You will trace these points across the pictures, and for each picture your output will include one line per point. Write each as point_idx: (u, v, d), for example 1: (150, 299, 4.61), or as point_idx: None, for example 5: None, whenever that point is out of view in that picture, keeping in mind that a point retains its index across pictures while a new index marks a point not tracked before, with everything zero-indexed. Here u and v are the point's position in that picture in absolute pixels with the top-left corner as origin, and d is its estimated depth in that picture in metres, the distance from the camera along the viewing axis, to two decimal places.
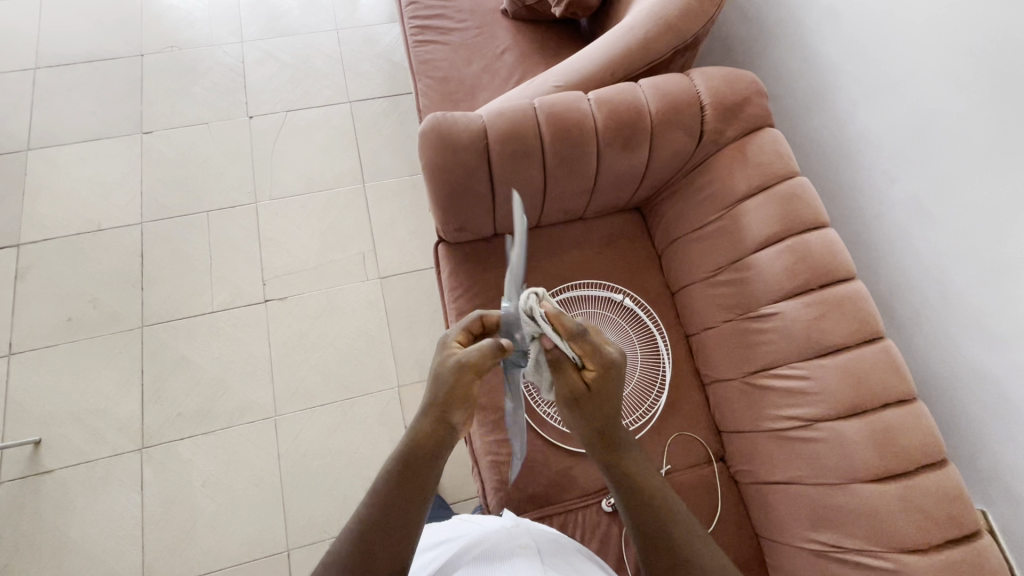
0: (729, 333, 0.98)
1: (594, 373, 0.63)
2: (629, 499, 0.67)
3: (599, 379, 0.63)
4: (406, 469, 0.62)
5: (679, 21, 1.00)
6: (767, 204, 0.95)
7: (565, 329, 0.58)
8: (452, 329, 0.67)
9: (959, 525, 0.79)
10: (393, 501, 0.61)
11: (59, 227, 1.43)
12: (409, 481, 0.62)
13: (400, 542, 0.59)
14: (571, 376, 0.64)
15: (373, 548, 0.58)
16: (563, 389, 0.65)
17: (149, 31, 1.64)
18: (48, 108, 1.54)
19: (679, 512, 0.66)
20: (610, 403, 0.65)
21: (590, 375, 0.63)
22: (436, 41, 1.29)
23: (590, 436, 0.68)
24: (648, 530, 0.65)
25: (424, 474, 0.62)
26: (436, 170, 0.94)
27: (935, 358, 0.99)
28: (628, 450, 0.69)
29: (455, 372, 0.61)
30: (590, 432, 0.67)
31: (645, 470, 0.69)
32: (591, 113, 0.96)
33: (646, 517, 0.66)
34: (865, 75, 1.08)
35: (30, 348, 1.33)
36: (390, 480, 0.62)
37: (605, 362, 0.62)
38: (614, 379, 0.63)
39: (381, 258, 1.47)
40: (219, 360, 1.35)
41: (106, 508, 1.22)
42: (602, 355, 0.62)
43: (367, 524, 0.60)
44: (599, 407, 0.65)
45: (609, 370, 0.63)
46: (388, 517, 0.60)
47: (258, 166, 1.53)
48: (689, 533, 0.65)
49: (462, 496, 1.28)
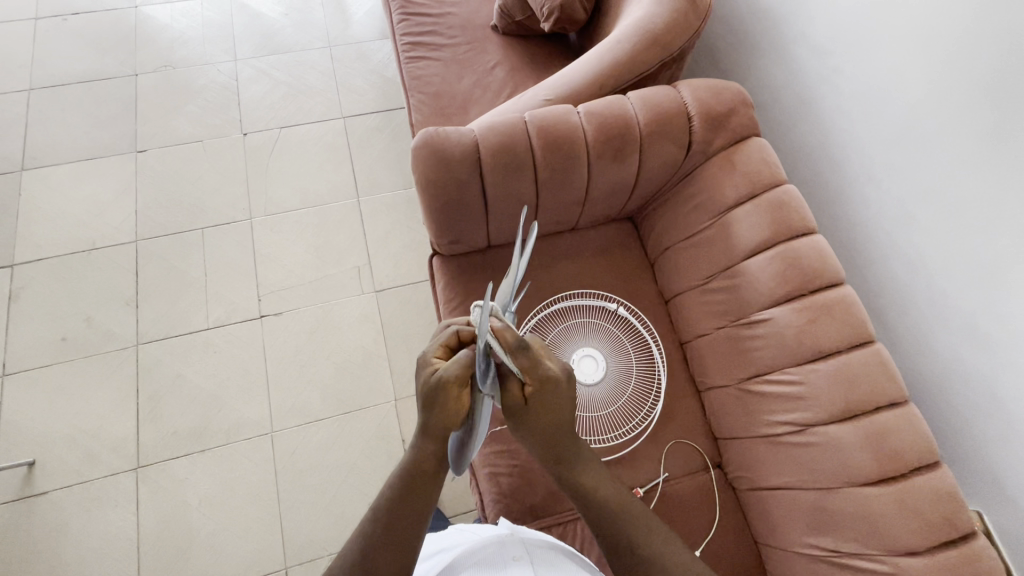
0: (723, 340, 0.99)
1: (535, 388, 0.60)
2: (586, 509, 0.67)
3: (538, 393, 0.60)
4: (410, 487, 0.62)
5: (664, 36, 1.03)
6: (755, 212, 0.96)
7: (509, 342, 0.56)
8: (429, 345, 0.65)
9: (955, 527, 0.79)
10: (397, 517, 0.60)
11: (52, 246, 1.43)
12: (415, 501, 0.61)
13: (403, 555, 0.59)
14: (514, 393, 0.59)
15: (376, 561, 0.58)
16: (504, 407, 0.60)
17: (143, 51, 1.66)
18: (41, 128, 1.55)
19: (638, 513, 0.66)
20: (551, 419, 0.63)
21: (529, 390, 0.60)
22: (428, 57, 1.31)
23: (543, 454, 0.66)
24: (609, 536, 0.65)
25: (431, 489, 0.62)
26: (429, 185, 0.95)
27: (926, 360, 1.00)
28: (582, 462, 0.68)
29: (439, 389, 0.58)
30: (539, 450, 0.66)
31: (601, 480, 0.68)
32: (580, 125, 0.97)
33: (605, 523, 0.66)
34: (847, 85, 1.11)
35: (23, 368, 1.32)
36: (393, 496, 0.62)
37: (543, 377, 0.61)
38: (553, 393, 0.61)
39: (376, 271, 1.48)
40: (215, 377, 1.35)
41: (100, 529, 1.21)
42: (542, 369, 0.61)
43: (371, 541, 0.59)
44: (540, 423, 0.62)
45: (549, 385, 0.61)
46: (394, 520, 0.60)
47: (253, 182, 1.54)
48: (648, 532, 0.64)
49: (462, 508, 1.27)
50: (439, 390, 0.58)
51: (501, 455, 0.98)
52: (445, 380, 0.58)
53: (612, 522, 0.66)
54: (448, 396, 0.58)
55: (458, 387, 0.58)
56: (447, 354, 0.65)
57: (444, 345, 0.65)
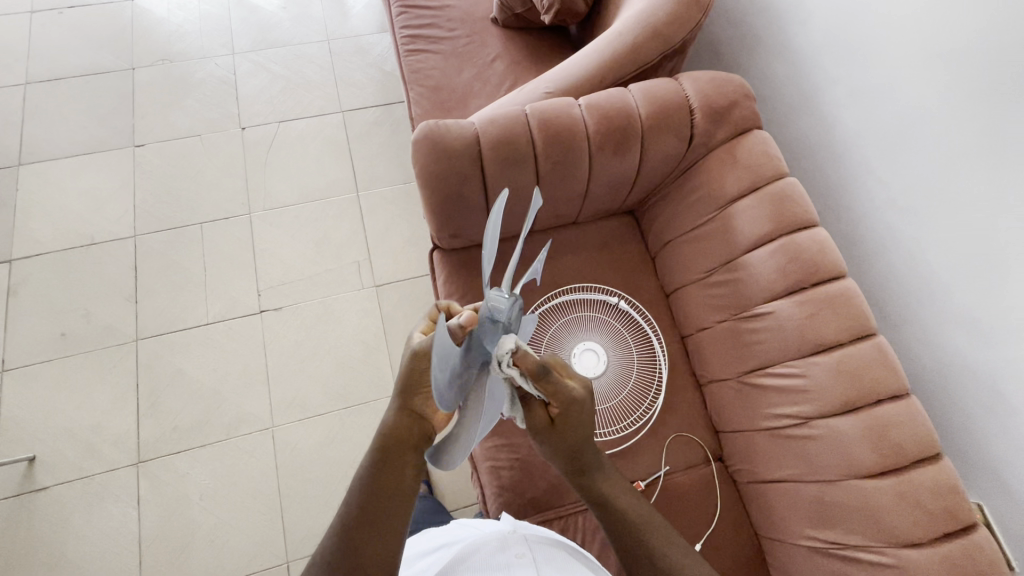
0: (724, 333, 0.99)
1: (559, 410, 0.61)
2: (605, 519, 0.67)
3: (563, 415, 0.61)
4: (385, 465, 0.60)
5: (666, 27, 1.02)
6: (758, 206, 0.96)
7: (528, 368, 0.56)
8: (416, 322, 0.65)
9: (955, 519, 0.79)
10: (375, 506, 0.58)
11: (49, 241, 1.43)
12: (388, 488, 0.59)
13: (388, 541, 0.57)
14: (537, 413, 0.62)
15: (357, 547, 0.56)
16: (529, 425, 0.63)
17: (139, 45, 1.65)
18: (38, 123, 1.54)
19: (656, 524, 0.66)
20: (578, 436, 0.63)
21: (554, 411, 0.61)
22: (428, 50, 1.30)
23: (565, 465, 0.65)
24: (628, 546, 0.65)
25: (404, 472, 0.60)
26: (430, 178, 0.95)
27: (929, 353, 1.00)
28: (603, 473, 0.67)
29: (410, 361, 0.59)
30: (562, 461, 0.65)
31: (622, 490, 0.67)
32: (582, 118, 0.97)
33: (624, 533, 0.65)
34: (848, 76, 1.10)
35: (22, 364, 1.32)
36: (368, 484, 0.59)
37: (567, 399, 0.60)
38: (578, 413, 0.61)
39: (376, 266, 1.48)
40: (215, 372, 1.35)
41: (101, 524, 1.21)
42: (566, 392, 0.60)
43: (352, 531, 0.57)
44: (566, 441, 0.63)
45: (573, 407, 0.61)
46: (372, 510, 0.58)
47: (252, 177, 1.53)
48: (667, 543, 0.65)
49: (462, 503, 1.28)
50: (411, 364, 0.59)
51: (501, 448, 0.98)
52: (417, 352, 0.59)
53: (632, 533, 0.65)
54: (416, 368, 0.59)
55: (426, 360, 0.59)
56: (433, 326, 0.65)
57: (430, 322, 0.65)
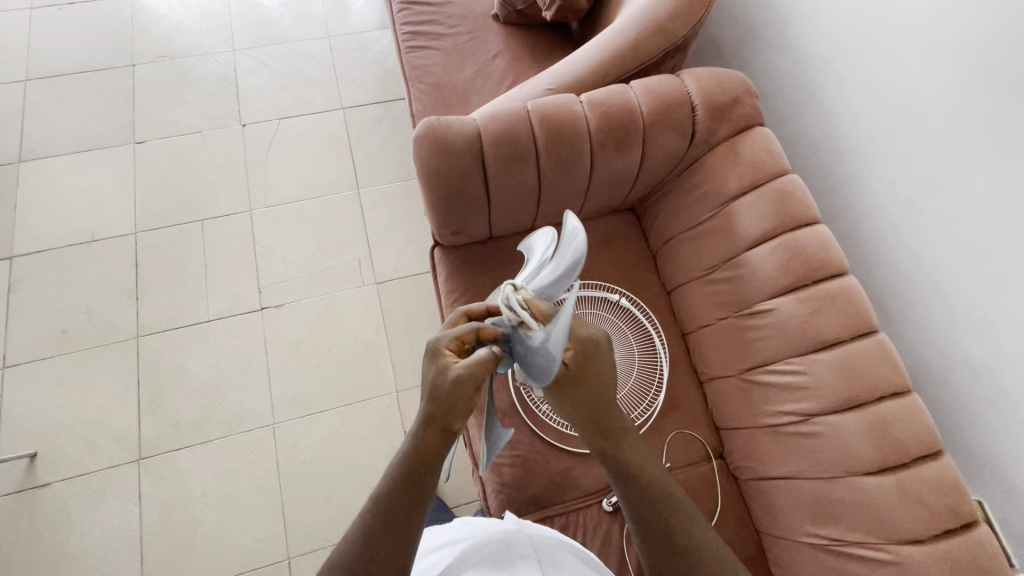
0: (726, 330, 0.99)
1: (577, 354, 0.60)
2: (626, 489, 0.63)
3: (579, 360, 0.60)
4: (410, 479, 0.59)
5: (668, 24, 1.02)
6: (760, 202, 0.96)
7: (540, 311, 0.59)
8: (442, 334, 0.60)
9: (957, 516, 0.79)
10: (394, 513, 0.58)
11: (50, 238, 1.43)
12: (409, 498, 0.59)
13: (402, 551, 0.57)
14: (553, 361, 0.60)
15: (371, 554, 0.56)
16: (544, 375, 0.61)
17: (139, 41, 1.64)
18: (38, 119, 1.54)
19: (678, 499, 0.64)
20: (597, 389, 0.61)
21: (570, 357, 0.60)
22: (428, 46, 1.29)
23: (586, 425, 0.62)
24: (649, 520, 0.62)
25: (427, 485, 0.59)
26: (431, 174, 0.95)
27: (930, 350, 1.00)
28: (627, 438, 0.64)
29: (449, 387, 0.57)
30: (584, 419, 0.62)
31: (645, 458, 0.64)
32: (584, 115, 0.97)
33: (646, 505, 0.62)
34: (851, 73, 1.10)
35: (23, 360, 1.32)
36: (388, 490, 0.59)
37: (583, 340, 0.60)
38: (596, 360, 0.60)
39: (377, 263, 1.48)
40: (216, 369, 1.35)
41: (104, 521, 1.21)
42: (580, 334, 0.60)
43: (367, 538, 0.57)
44: (586, 393, 0.61)
45: (590, 349, 0.60)
46: (389, 519, 0.58)
47: (252, 174, 1.53)
48: (688, 519, 0.63)
49: (463, 499, 1.28)
50: (453, 390, 0.57)
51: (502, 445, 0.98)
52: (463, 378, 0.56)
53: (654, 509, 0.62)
54: (460, 395, 0.57)
55: (471, 386, 0.57)
56: (461, 349, 0.60)
57: (458, 338, 0.60)
